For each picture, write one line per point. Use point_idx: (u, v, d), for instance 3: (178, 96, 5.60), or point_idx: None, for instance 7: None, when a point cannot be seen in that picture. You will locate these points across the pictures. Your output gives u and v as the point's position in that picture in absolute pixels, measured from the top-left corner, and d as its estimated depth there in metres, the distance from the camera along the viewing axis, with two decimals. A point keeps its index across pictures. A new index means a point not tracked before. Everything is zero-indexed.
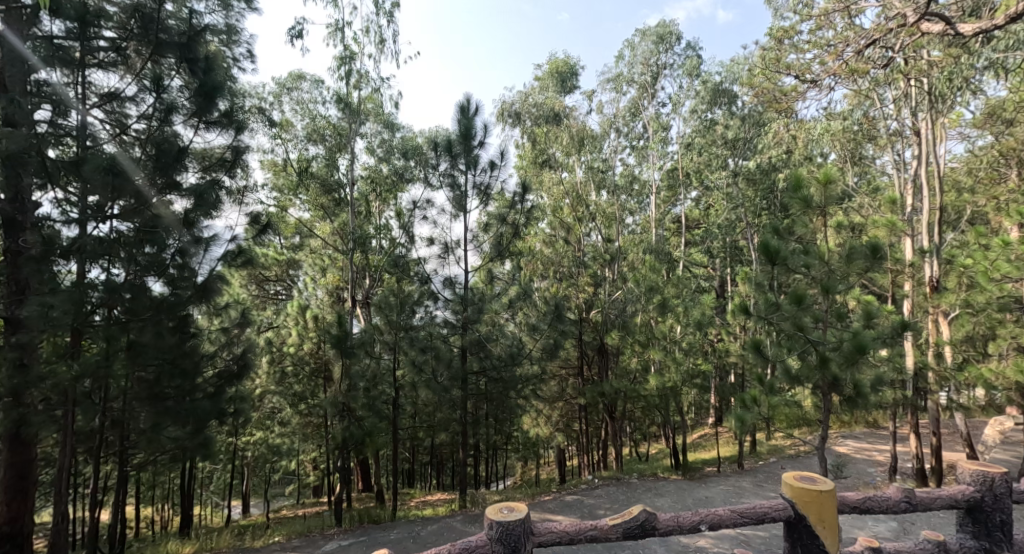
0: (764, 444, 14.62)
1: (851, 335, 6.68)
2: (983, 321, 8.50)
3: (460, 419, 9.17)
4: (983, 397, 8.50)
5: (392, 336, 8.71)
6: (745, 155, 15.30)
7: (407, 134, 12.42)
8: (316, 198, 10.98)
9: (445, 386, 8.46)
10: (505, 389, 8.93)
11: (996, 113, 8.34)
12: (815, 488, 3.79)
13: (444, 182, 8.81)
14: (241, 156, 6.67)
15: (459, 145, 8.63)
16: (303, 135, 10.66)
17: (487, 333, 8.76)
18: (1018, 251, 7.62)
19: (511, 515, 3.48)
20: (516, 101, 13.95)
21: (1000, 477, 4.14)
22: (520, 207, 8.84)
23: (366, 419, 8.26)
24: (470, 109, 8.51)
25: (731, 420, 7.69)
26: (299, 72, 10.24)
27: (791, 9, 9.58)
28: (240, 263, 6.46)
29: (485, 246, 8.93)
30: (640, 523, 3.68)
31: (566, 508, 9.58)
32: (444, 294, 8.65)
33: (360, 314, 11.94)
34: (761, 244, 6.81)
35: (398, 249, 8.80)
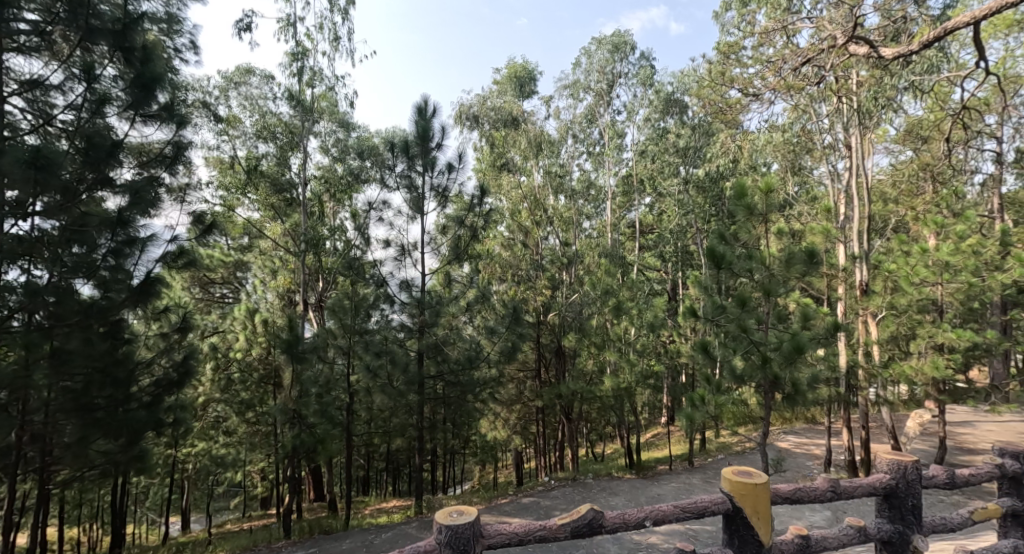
0: (713, 441, 15.25)
1: (790, 336, 7.14)
2: (905, 321, 9.12)
3: (416, 424, 9.24)
4: (905, 392, 9.14)
5: (346, 340, 8.69)
6: (695, 163, 15.96)
7: (363, 134, 12.37)
8: (267, 199, 10.82)
9: (400, 391, 8.46)
10: (461, 393, 9.07)
11: (916, 130, 9.08)
12: (751, 481, 4.05)
13: (401, 183, 8.89)
14: (182, 152, 6.56)
15: (416, 147, 8.73)
16: (251, 132, 10.46)
17: (444, 336, 8.90)
18: (935, 257, 8.36)
19: (460, 519, 3.60)
20: (474, 103, 14.14)
21: (912, 465, 4.55)
22: (478, 209, 8.98)
23: (318, 426, 8.19)
24: (428, 110, 8.62)
25: (681, 419, 8.03)
26: (248, 67, 10.09)
27: (736, 26, 10.12)
28: (181, 264, 6.37)
29: (443, 249, 9.05)
30: (588, 521, 3.83)
31: (523, 510, 9.79)
32: (401, 297, 8.68)
33: (313, 318, 11.85)
34: (707, 248, 7.19)
35: (354, 250, 8.84)
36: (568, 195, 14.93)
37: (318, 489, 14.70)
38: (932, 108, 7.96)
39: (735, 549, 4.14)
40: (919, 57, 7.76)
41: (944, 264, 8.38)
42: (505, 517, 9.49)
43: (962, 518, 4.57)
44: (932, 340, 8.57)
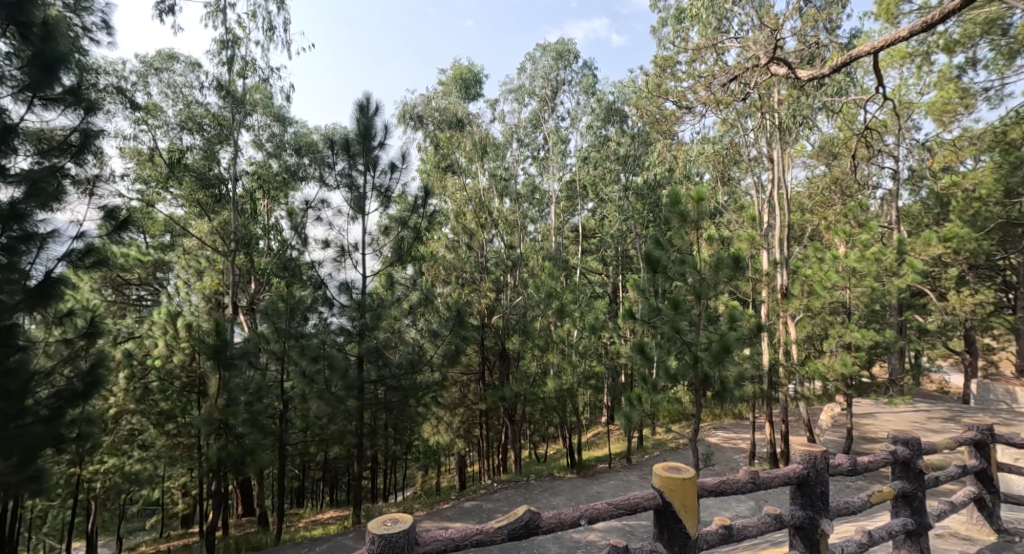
0: (650, 438, 15.88)
1: (719, 336, 7.60)
2: (819, 323, 9.87)
3: (354, 430, 9.17)
4: (819, 388, 9.78)
5: (279, 345, 8.53)
6: (634, 171, 16.60)
7: (300, 129, 12.15)
8: (192, 194, 10.23)
9: (338, 397, 8.41)
10: (402, 397, 9.06)
11: (829, 147, 9.96)
12: (680, 476, 3.87)
13: (341, 182, 8.84)
14: (90, 140, 6.02)
15: (357, 145, 8.70)
16: (174, 122, 10.00)
17: (385, 340, 8.86)
18: (844, 263, 9.23)
19: (395, 527, 3.30)
20: (418, 103, 14.21)
21: (822, 454, 4.29)
22: (421, 210, 9.05)
23: (247, 436, 7.95)
24: (369, 108, 8.64)
25: (620, 419, 8.35)
26: (171, 53, 9.68)
27: (671, 41, 10.66)
28: (89, 265, 5.90)
29: (385, 250, 9.01)
30: (524, 523, 3.56)
31: (465, 514, 9.92)
32: (340, 299, 8.60)
33: (244, 321, 11.55)
34: (644, 253, 7.57)
35: (290, 251, 8.70)
36: (512, 198, 15.20)
37: (247, 502, 14.13)
38: (843, 126, 8.70)
39: (672, 551, 3.91)
40: (832, 81, 8.56)
41: (851, 270, 9.24)
42: (446, 522, 9.58)
43: (865, 502, 4.32)
44: (841, 340, 9.33)
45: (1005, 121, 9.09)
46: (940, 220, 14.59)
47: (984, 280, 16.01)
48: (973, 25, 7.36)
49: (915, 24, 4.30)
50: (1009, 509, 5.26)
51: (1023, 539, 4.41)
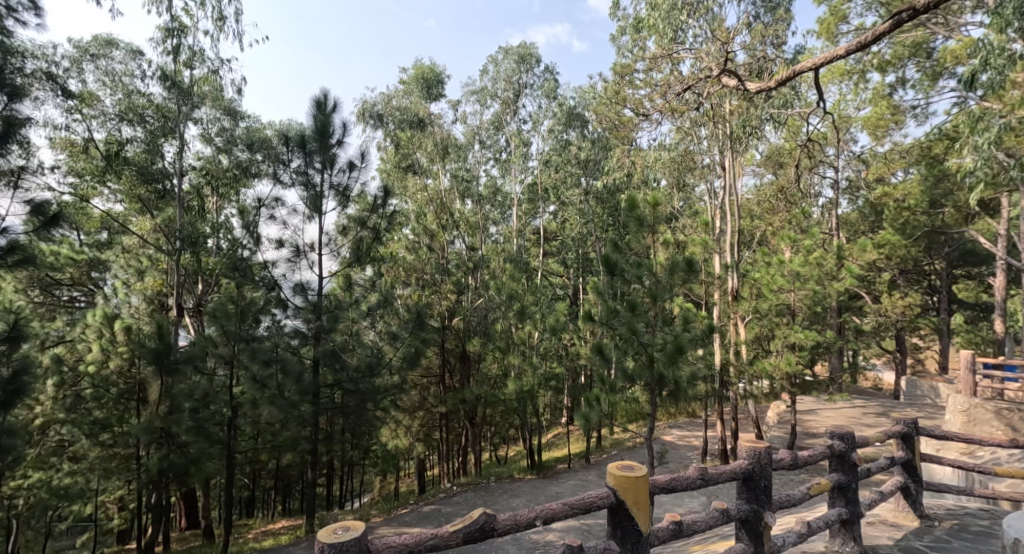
0: (608, 438, 16.19)
1: (673, 338, 7.86)
2: (767, 324, 10.32)
3: (309, 436, 9.04)
4: (768, 387, 10.14)
5: (229, 349, 8.20)
6: (595, 175, 16.96)
7: (253, 124, 11.93)
8: (132, 189, 9.80)
9: (292, 402, 8.25)
10: (360, 401, 8.98)
11: (776, 156, 10.54)
12: (632, 473, 3.71)
13: (297, 180, 8.71)
14: (14, 128, 5.68)
15: (314, 142, 8.60)
16: (113, 113, 9.48)
17: (343, 342, 8.71)
18: (790, 267, 9.80)
19: (346, 536, 3.09)
20: (378, 102, 13.78)
21: (766, 450, 4.28)
22: (381, 211, 8.96)
23: (191, 445, 7.77)
24: (327, 105, 8.56)
25: (579, 419, 8.54)
26: (109, 39, 9.16)
27: (629, 50, 10.99)
28: (13, 262, 5.59)
29: (344, 251, 8.96)
30: (480, 526, 3.36)
31: (423, 519, 9.91)
32: (295, 302, 8.54)
33: (190, 324, 11.16)
34: (602, 256, 7.80)
35: (241, 251, 8.52)
36: (475, 200, 15.43)
37: (191, 514, 13.43)
38: (789, 136, 9.17)
39: (624, 549, 3.74)
40: (777, 94, 9.06)
41: (795, 274, 9.79)
42: (404, 527, 9.57)
43: (805, 496, 4.30)
44: (786, 340, 9.81)
45: (930, 135, 9.85)
46: (875, 228, 15.51)
47: (916, 284, 17.11)
48: (902, 47, 8.28)
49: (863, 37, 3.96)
50: (930, 497, 5.68)
51: (941, 524, 4.77)
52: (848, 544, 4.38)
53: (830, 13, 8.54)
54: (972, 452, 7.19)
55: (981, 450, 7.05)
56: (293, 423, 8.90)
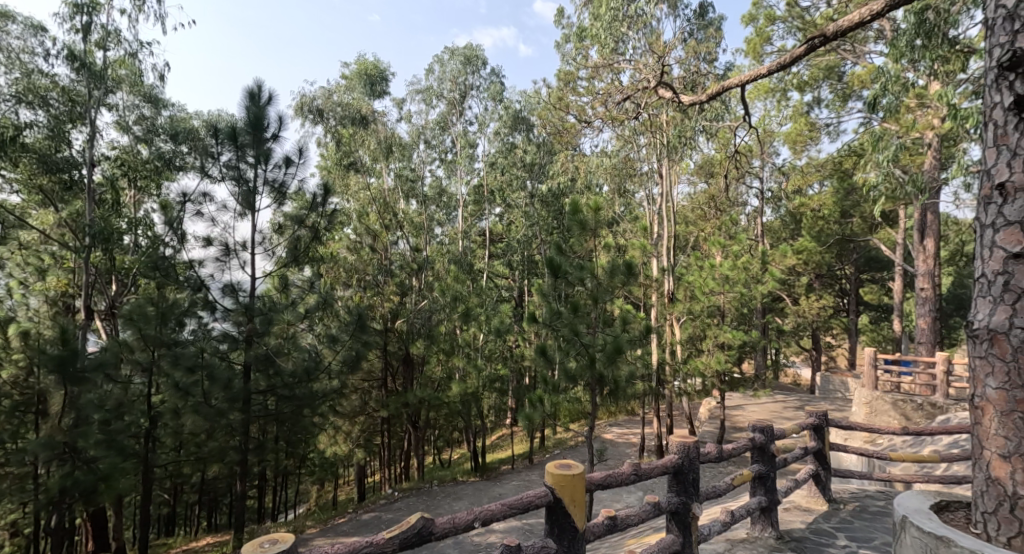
0: (550, 438, 16.52)
1: (613, 339, 8.13)
2: (699, 325, 10.86)
3: (237, 446, 8.57)
4: (700, 384, 10.71)
5: (147, 355, 7.81)
6: (540, 179, 17.33)
7: (177, 113, 11.48)
8: (32, 178, 8.99)
9: (219, 410, 7.94)
10: (295, 407, 8.70)
11: (710, 166, 11.14)
12: (569, 471, 3.21)
13: (228, 175, 8.34)
14: None
15: (247, 136, 8.21)
16: (8, 95, 8.44)
17: (277, 346, 8.35)
18: (720, 272, 10.47)
19: (273, 549, 2.46)
20: (317, 96, 13.47)
21: (696, 442, 4.06)
22: (320, 209, 8.74)
23: (100, 460, 6.97)
24: (260, 97, 8.12)
25: (523, 419, 8.73)
26: (6, 11, 8.32)
27: (572, 58, 11.24)
28: None
29: (279, 250, 8.71)
30: (418, 531, 2.75)
31: (363, 527, 9.83)
32: (224, 303, 8.05)
33: (101, 327, 10.49)
34: (546, 259, 8.01)
35: (164, 248, 8.06)
36: (419, 200, 15.44)
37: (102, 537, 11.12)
38: (720, 148, 9.77)
39: (561, 547, 3.25)
40: (711, 107, 9.64)
41: (725, 277, 10.44)
42: (342, 536, 9.43)
43: (729, 486, 4.35)
44: (716, 339, 10.38)
45: (841, 150, 10.73)
46: (796, 234, 16.61)
47: (830, 287, 18.45)
48: (817, 70, 9.05)
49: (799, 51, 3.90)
50: (838, 484, 6.22)
51: (845, 506, 5.23)
52: (767, 529, 4.64)
53: (756, 33, 9.13)
54: (874, 440, 7.87)
55: (881, 438, 7.75)
56: (220, 433, 8.45)
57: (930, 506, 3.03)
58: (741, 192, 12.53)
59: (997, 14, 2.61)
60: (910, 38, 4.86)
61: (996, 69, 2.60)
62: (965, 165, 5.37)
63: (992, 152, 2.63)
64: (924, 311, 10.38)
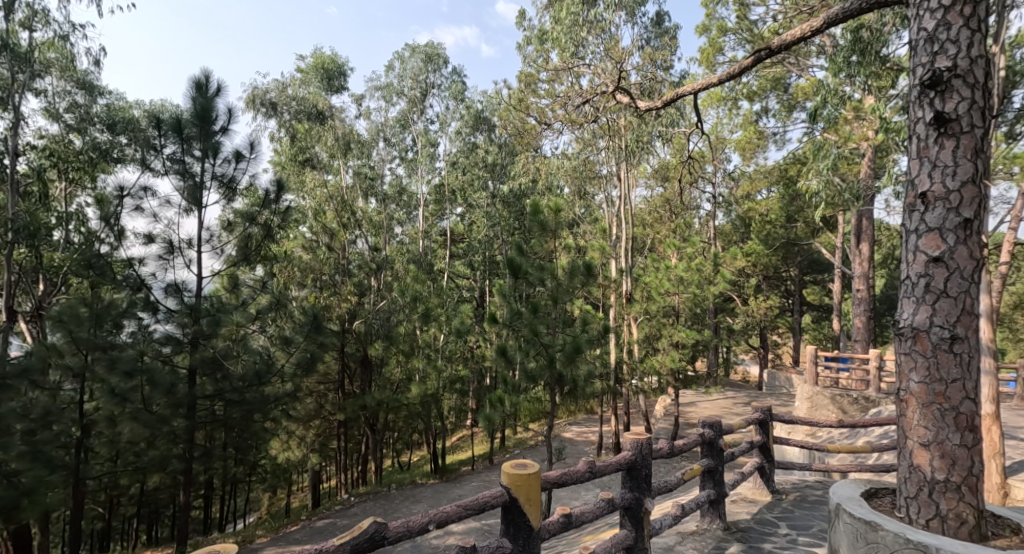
0: (511, 438, 16.62)
1: (572, 338, 8.25)
2: (654, 324, 11.19)
3: (182, 454, 7.84)
4: (655, 382, 10.99)
5: (80, 360, 6.96)
6: (501, 179, 17.43)
7: (114, 102, 11.03)
8: None
9: (161, 417, 7.25)
10: (246, 412, 8.16)
11: (667, 170, 11.48)
12: (525, 469, 3.26)
13: (172, 168, 7.47)
14: None
15: (193, 128, 7.39)
16: None
17: (225, 349, 7.82)
18: (675, 273, 10.81)
19: None
20: (270, 89, 13.39)
21: (649, 440, 4.19)
22: (273, 206, 8.45)
23: (24, 473, 6.04)
24: (209, 87, 7.33)
25: (484, 420, 8.79)
26: None
27: (533, 60, 11.39)
28: None
29: (229, 249, 8.30)
30: (369, 537, 2.64)
31: (318, 535, 9.66)
32: (167, 303, 7.53)
33: (27, 329, 9.91)
34: (507, 260, 8.04)
35: (98, 245, 7.36)
36: (379, 198, 15.30)
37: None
38: (676, 152, 10.08)
39: (516, 548, 3.29)
40: (667, 113, 9.93)
41: (680, 278, 10.78)
42: (295, 545, 9.25)
43: (681, 481, 4.50)
44: (671, 338, 10.69)
45: (788, 158, 11.25)
46: (746, 237, 17.26)
47: (777, 288, 19.25)
48: (765, 80, 9.48)
49: (746, 61, 4.03)
50: (782, 476, 6.54)
51: (787, 497, 5.49)
52: (715, 521, 4.83)
53: (709, 43, 9.46)
54: (815, 433, 8.29)
55: (822, 431, 8.16)
56: (162, 441, 7.71)
57: (861, 494, 3.25)
58: (695, 196, 12.96)
59: (918, 36, 2.81)
60: (846, 54, 5.17)
61: (918, 87, 2.81)
62: (895, 174, 5.73)
63: (915, 164, 2.84)
64: (860, 311, 10.95)
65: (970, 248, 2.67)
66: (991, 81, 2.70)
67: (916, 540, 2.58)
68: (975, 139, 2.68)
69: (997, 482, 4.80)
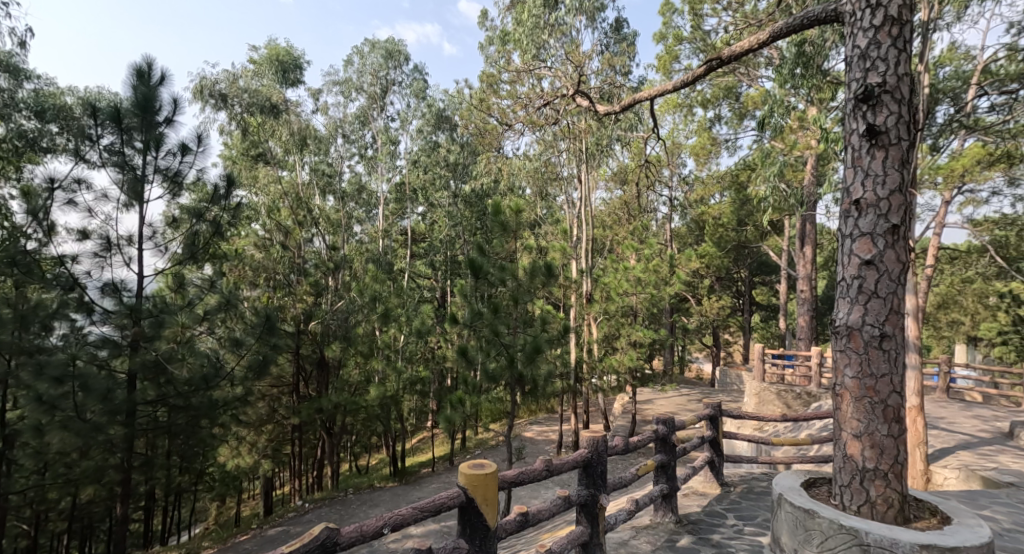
0: (471, 439, 16.67)
1: (532, 339, 8.33)
2: (613, 323, 11.42)
3: (119, 464, 7.43)
4: (613, 381, 11.22)
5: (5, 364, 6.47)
6: (463, 179, 17.44)
7: (45, 89, 10.45)
8: None
9: (96, 425, 6.65)
10: (191, 418, 7.74)
11: (625, 174, 11.80)
12: (482, 470, 3.31)
13: (109, 160, 7.03)
14: None
15: (134, 118, 7.01)
16: None
17: (169, 352, 7.32)
18: (633, 274, 11.08)
19: None
20: (220, 79, 11.86)
21: (604, 438, 4.29)
22: (223, 203, 8.22)
23: None
24: (152, 75, 6.96)
25: (444, 421, 8.80)
26: None
27: (494, 61, 11.46)
28: None
29: (173, 247, 7.94)
30: (319, 545, 2.64)
31: (270, 543, 9.48)
32: (104, 304, 7.04)
33: None
34: (468, 260, 8.05)
35: (24, 241, 6.92)
36: (337, 196, 15.06)
37: None
38: (635, 156, 10.29)
39: (473, 548, 3.34)
40: (626, 118, 10.14)
41: (638, 279, 11.08)
42: None
43: (635, 477, 4.63)
44: (629, 338, 10.95)
45: (739, 164, 11.70)
46: (701, 239, 17.79)
47: (729, 288, 19.92)
48: (719, 89, 9.84)
49: (697, 71, 4.19)
50: (731, 470, 6.79)
51: (735, 489, 5.72)
52: (668, 515, 5.00)
53: (667, 51, 9.72)
54: (762, 427, 8.63)
55: (768, 426, 8.53)
56: (98, 451, 7.29)
57: (800, 484, 3.44)
58: (653, 199, 13.31)
59: (852, 53, 3.01)
60: (791, 67, 5.45)
61: (852, 101, 3.00)
62: (834, 182, 6.05)
63: (850, 173, 3.03)
64: (804, 311, 11.48)
65: (897, 251, 2.87)
66: (915, 97, 2.91)
67: (849, 526, 2.76)
68: (903, 150, 2.89)
69: (920, 469, 5.14)
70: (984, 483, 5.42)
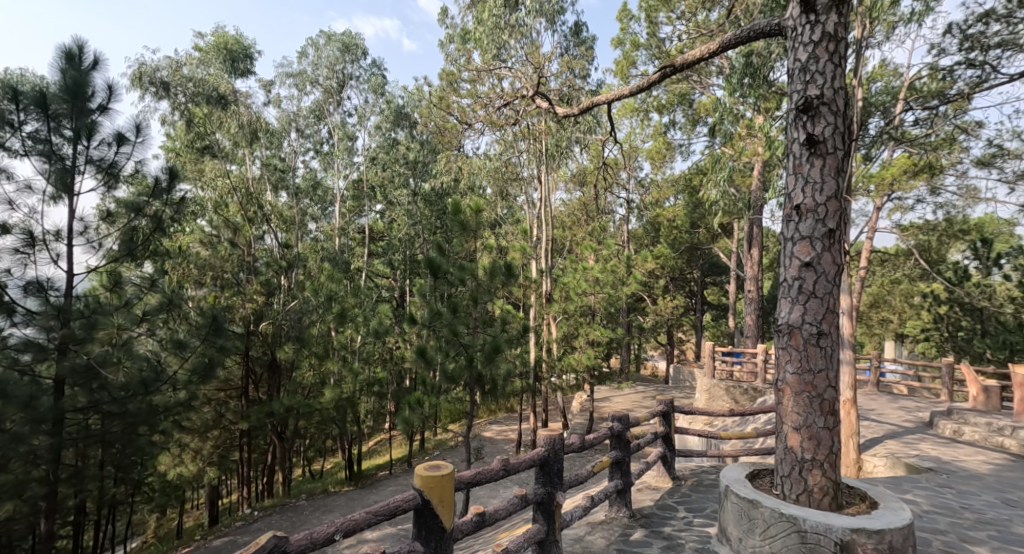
0: (430, 440, 16.62)
1: (491, 339, 8.35)
2: (570, 322, 11.59)
3: (44, 477, 6.99)
4: (570, 380, 11.39)
5: None
6: (422, 177, 17.34)
7: None
8: None
9: (16, 435, 6.22)
10: (128, 426, 7.30)
11: (584, 177, 12.01)
12: (438, 471, 3.34)
13: (33, 148, 6.57)
14: None
15: (62, 104, 6.58)
16: None
17: (103, 355, 6.88)
18: (591, 274, 11.31)
19: None
20: (161, 68, 11.25)
21: (560, 436, 4.37)
22: (164, 197, 7.92)
23: None
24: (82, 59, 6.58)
25: (403, 423, 8.75)
26: None
27: (455, 59, 11.44)
28: None
29: (109, 243, 7.59)
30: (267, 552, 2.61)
31: None
32: (27, 304, 6.56)
33: None
34: (426, 260, 8.02)
35: None
36: (290, 192, 14.71)
37: None
38: (594, 157, 10.41)
39: (428, 549, 3.36)
40: (585, 120, 10.28)
41: (595, 279, 11.30)
42: None
43: (590, 474, 4.74)
44: (587, 337, 11.14)
45: (691, 168, 12.09)
46: (655, 240, 18.24)
47: (682, 287, 20.50)
48: (674, 95, 10.14)
49: (648, 77, 4.29)
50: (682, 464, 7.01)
51: (684, 483, 5.93)
52: (621, 510, 5.13)
53: (624, 55, 9.92)
54: (711, 423, 8.94)
55: (717, 421, 8.85)
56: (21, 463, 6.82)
57: (746, 476, 3.60)
58: (610, 200, 13.57)
59: (794, 65, 3.18)
60: (739, 76, 5.65)
61: (794, 111, 3.16)
62: (779, 188, 6.33)
63: (791, 179, 3.20)
64: (751, 310, 11.95)
65: (834, 253, 3.06)
66: (850, 110, 3.11)
67: (789, 514, 2.93)
68: (838, 159, 3.07)
69: (852, 459, 5.51)
70: (908, 469, 5.80)
